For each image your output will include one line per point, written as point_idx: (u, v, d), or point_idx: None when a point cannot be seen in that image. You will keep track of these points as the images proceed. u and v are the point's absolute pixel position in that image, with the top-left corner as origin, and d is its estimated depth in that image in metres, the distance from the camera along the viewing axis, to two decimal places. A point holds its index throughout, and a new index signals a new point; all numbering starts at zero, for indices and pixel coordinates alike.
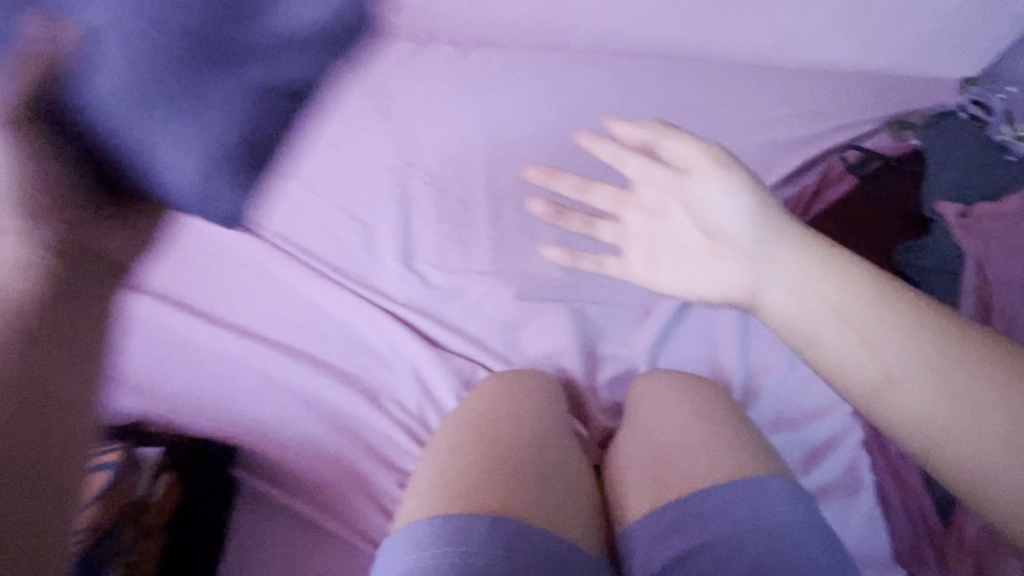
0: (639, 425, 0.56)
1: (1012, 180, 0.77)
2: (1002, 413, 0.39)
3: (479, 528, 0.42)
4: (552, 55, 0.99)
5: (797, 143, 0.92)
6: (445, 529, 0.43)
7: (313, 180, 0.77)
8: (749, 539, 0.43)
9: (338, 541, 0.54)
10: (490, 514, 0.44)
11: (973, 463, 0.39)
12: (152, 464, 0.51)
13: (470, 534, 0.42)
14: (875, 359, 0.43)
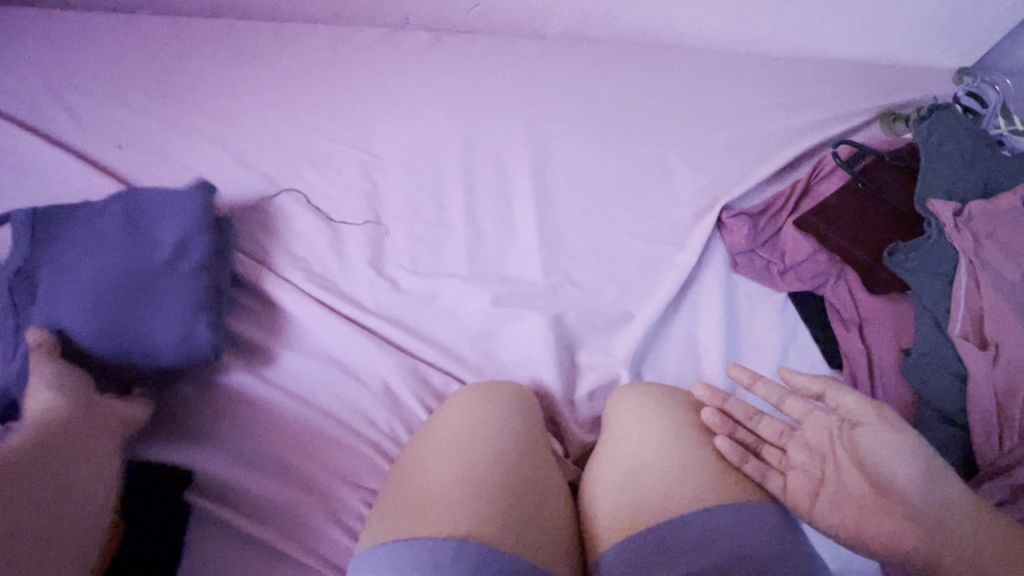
0: (616, 439, 0.54)
1: (1006, 179, 0.75)
2: (1002, 557, 0.40)
3: (445, 558, 0.40)
4: (530, 44, 0.94)
5: (787, 135, 0.89)
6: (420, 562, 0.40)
7: (279, 178, 0.73)
8: (729, 567, 0.42)
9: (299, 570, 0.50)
10: (456, 539, 0.41)
11: None
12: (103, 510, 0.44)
13: (437, 566, 0.40)
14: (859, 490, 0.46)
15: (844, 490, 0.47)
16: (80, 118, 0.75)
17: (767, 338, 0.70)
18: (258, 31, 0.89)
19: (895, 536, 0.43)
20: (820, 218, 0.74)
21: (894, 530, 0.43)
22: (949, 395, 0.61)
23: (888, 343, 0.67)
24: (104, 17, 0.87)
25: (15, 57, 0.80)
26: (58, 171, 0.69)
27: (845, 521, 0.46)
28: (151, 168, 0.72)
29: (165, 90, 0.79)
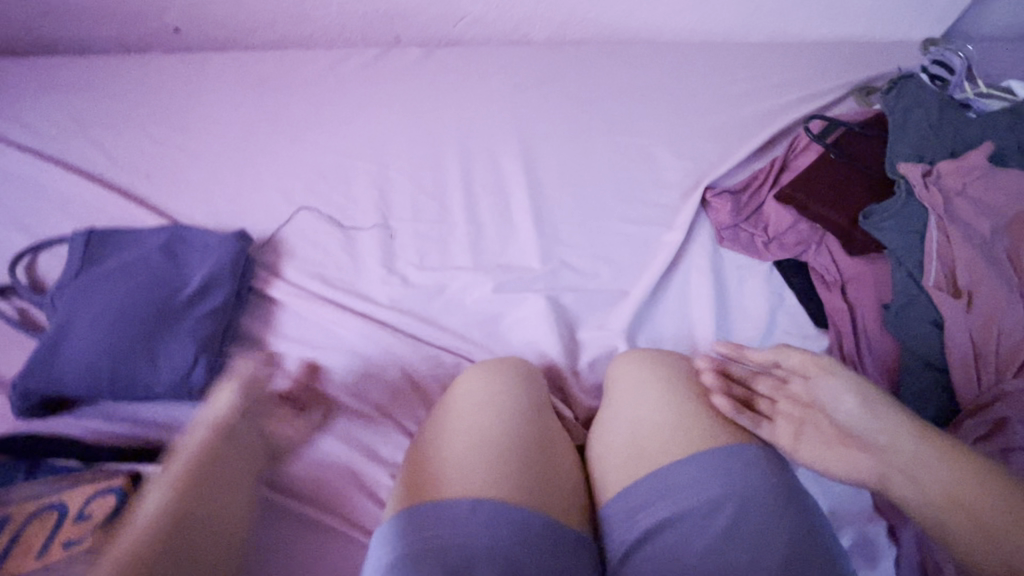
0: (616, 404, 0.58)
1: (974, 137, 0.79)
2: (945, 466, 0.45)
3: (467, 512, 0.44)
4: (515, 51, 1.01)
5: (765, 115, 0.93)
6: (436, 514, 0.45)
7: (292, 192, 0.79)
8: (720, 504, 0.47)
9: (336, 540, 0.54)
10: (475, 497, 0.46)
11: (917, 498, 0.45)
12: None
13: (459, 520, 0.44)
14: (829, 423, 0.53)
15: (814, 430, 0.54)
16: (107, 151, 0.82)
17: (755, 303, 0.74)
18: (262, 60, 0.96)
19: (856, 467, 0.50)
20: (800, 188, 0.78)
21: (854, 460, 0.50)
22: (928, 343, 0.65)
23: (870, 301, 0.71)
24: (123, 59, 0.94)
25: (44, 101, 0.87)
26: (90, 199, 0.75)
27: (817, 456, 0.52)
28: (174, 191, 0.78)
29: (183, 122, 0.86)
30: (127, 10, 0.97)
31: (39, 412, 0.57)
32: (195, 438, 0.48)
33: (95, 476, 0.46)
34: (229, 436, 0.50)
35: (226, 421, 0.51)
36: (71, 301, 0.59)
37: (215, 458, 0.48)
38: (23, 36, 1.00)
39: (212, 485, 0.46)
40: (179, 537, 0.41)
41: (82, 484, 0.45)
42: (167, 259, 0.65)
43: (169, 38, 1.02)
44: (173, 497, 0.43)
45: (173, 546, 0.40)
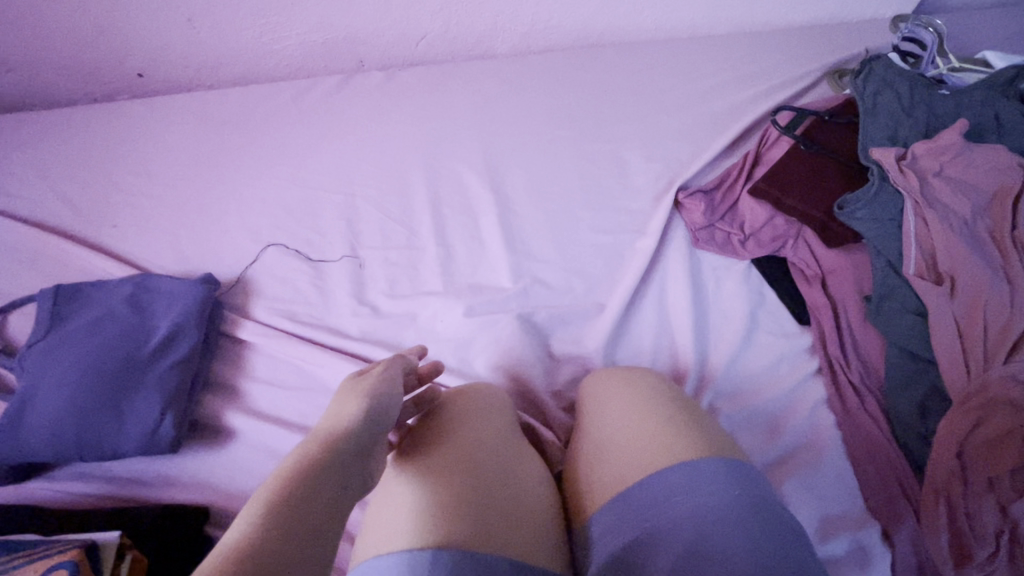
0: (591, 424, 0.57)
1: (948, 114, 0.77)
2: None
3: (421, 563, 0.41)
4: (479, 66, 1.00)
5: (735, 109, 0.91)
6: (399, 554, 0.43)
7: (259, 229, 0.79)
8: (685, 522, 0.46)
9: None
10: (432, 545, 0.43)
11: None
12: (116, 549, 0.47)
13: (410, 567, 0.41)
14: None
15: None
16: (74, 204, 0.82)
17: (734, 305, 0.71)
18: (226, 98, 0.96)
19: None
20: (774, 180, 0.76)
21: None
22: (912, 333, 0.63)
23: (851, 294, 0.70)
24: (89, 108, 0.95)
25: (12, 158, 0.88)
26: (58, 255, 0.75)
27: None
28: (142, 239, 0.78)
29: (149, 167, 0.86)
30: (89, 59, 0.97)
31: (14, 477, 0.57)
32: (319, 429, 0.43)
33: (44, 552, 0.45)
34: (379, 429, 0.44)
35: (379, 414, 0.45)
36: (41, 362, 0.59)
37: (356, 447, 0.41)
38: None
39: (350, 475, 0.39)
40: (316, 521, 0.34)
41: (30, 562, 0.44)
42: (132, 311, 0.64)
43: (135, 82, 1.03)
44: (305, 480, 0.37)
45: (309, 530, 0.33)
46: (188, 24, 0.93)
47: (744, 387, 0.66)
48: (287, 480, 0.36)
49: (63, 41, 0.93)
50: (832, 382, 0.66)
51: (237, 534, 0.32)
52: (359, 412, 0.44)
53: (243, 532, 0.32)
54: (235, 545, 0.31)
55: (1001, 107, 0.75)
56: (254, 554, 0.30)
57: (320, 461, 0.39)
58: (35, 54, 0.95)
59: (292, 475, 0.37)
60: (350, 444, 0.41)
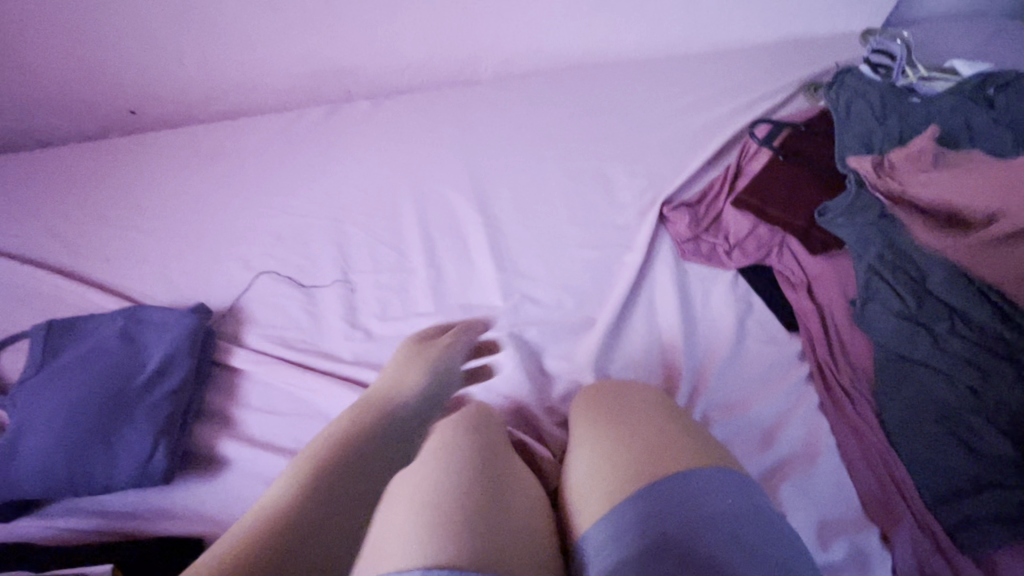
0: (583, 438, 0.57)
1: (922, 122, 0.79)
2: None
3: None
4: (462, 91, 1.02)
5: (714, 124, 0.94)
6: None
7: (251, 258, 0.80)
8: (682, 530, 0.46)
9: None
10: (423, 565, 0.42)
11: None
12: None
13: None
14: None
15: None
16: (66, 239, 0.83)
17: (723, 315, 0.72)
18: (216, 131, 0.98)
19: None
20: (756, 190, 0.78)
21: None
22: (896, 332, 0.64)
23: (836, 299, 0.71)
24: (82, 146, 0.97)
25: (5, 197, 0.89)
26: (50, 290, 0.76)
27: None
28: (134, 272, 0.79)
29: (143, 201, 0.88)
30: (81, 98, 0.99)
31: (1, 517, 0.56)
32: (344, 429, 0.48)
33: None
34: (400, 437, 0.50)
35: (437, 384, 0.61)
36: (33, 396, 0.59)
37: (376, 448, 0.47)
38: None
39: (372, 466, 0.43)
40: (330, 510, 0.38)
41: None
42: (124, 343, 0.64)
43: (126, 119, 1.05)
44: (326, 472, 0.41)
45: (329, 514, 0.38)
46: (178, 61, 0.95)
47: (737, 395, 0.66)
48: (310, 470, 0.41)
49: (58, 81, 0.96)
50: (822, 384, 0.67)
51: (262, 521, 0.36)
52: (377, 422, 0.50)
53: (287, 491, 0.39)
54: (262, 528, 0.35)
55: (973, 112, 0.77)
56: (275, 539, 0.34)
57: (344, 458, 0.43)
58: (29, 96, 0.98)
59: (316, 470, 0.41)
60: (372, 443, 0.46)
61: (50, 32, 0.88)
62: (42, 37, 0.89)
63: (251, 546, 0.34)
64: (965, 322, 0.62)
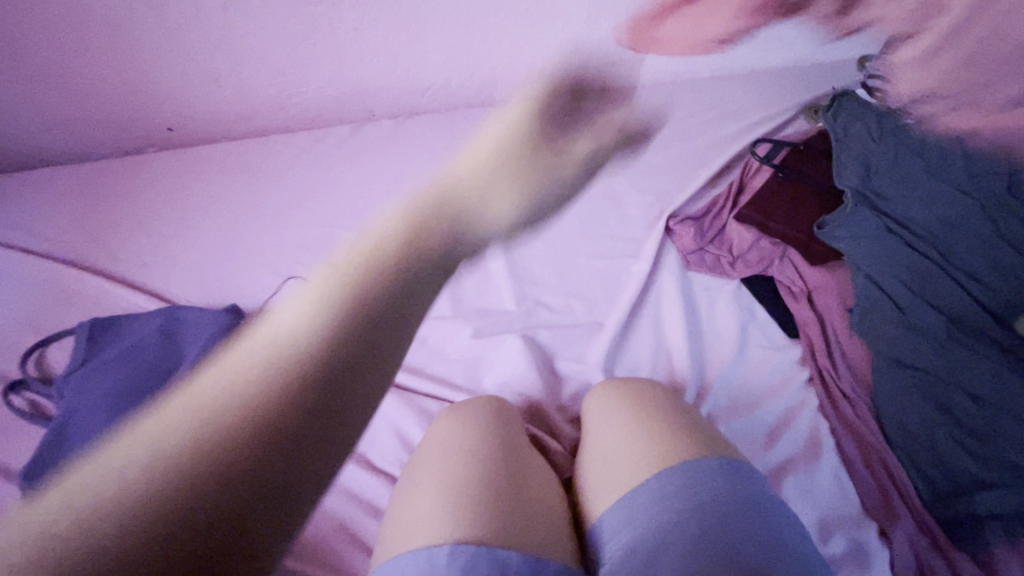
0: (593, 432, 0.60)
1: (919, 172, 0.78)
2: None
3: (442, 561, 0.46)
4: (479, 113, 1.09)
5: (718, 144, 0.99)
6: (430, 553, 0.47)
7: (281, 265, 0.85)
8: (687, 518, 0.49)
9: None
10: (452, 542, 0.47)
11: None
12: None
13: (434, 566, 0.46)
14: None
15: None
16: (108, 247, 0.88)
17: (727, 321, 0.75)
18: (248, 148, 1.04)
19: None
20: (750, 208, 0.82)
21: None
22: (896, 339, 0.67)
23: (835, 307, 0.75)
24: (122, 161, 1.03)
25: (49, 207, 0.95)
26: (93, 293, 0.81)
27: None
28: (171, 276, 0.84)
29: (179, 211, 0.93)
30: (123, 117, 1.06)
31: None
32: (296, 323, 0.35)
33: None
34: (377, 356, 0.35)
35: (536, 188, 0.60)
36: (82, 388, 0.64)
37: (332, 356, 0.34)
38: (34, 153, 1.10)
39: (349, 370, 0.34)
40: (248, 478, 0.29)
41: None
42: (163, 340, 0.69)
43: (163, 137, 1.12)
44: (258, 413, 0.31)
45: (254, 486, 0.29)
46: (215, 83, 1.02)
47: (742, 396, 0.68)
48: (280, 353, 0.34)
49: (99, 100, 1.02)
50: (824, 388, 0.70)
51: (170, 439, 0.30)
52: (359, 326, 0.36)
53: (255, 367, 0.33)
54: (164, 493, 0.28)
55: (961, 162, 0.76)
56: (174, 524, 0.27)
57: (310, 364, 0.33)
58: (76, 116, 1.05)
59: (239, 396, 0.31)
60: (332, 361, 0.34)
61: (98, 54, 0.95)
62: (87, 61, 0.95)
63: (160, 486, 0.28)
64: (963, 331, 0.65)
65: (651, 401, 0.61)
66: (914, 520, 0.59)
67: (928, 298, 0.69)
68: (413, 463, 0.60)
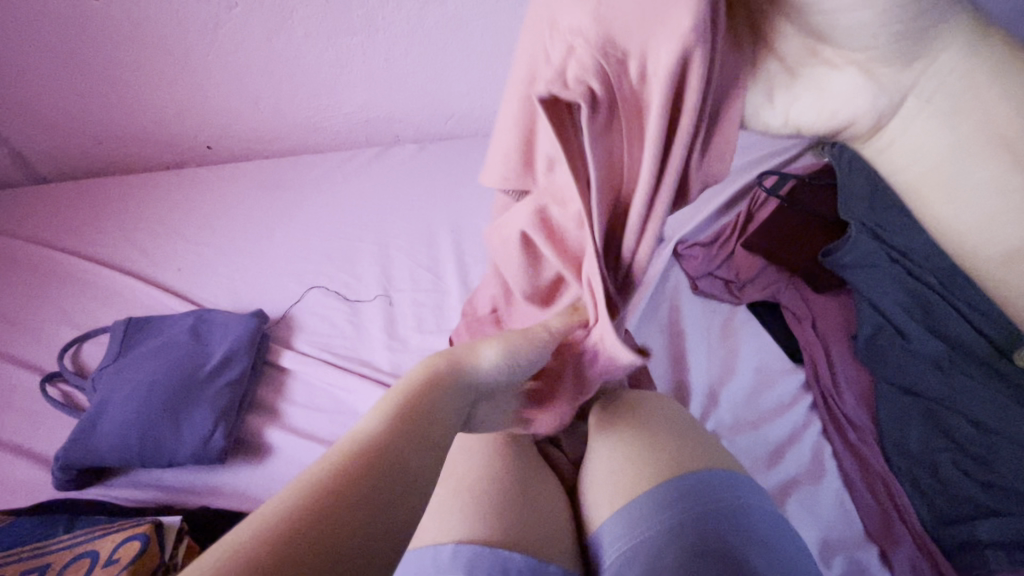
0: (601, 445, 0.62)
1: None
2: None
3: (447, 555, 0.48)
4: None
5: (731, 177, 0.95)
6: (439, 551, 0.49)
7: (306, 273, 0.87)
8: (688, 527, 0.50)
9: None
10: (457, 541, 0.49)
11: None
12: (176, 533, 0.53)
13: (438, 564, 0.48)
14: None
15: None
16: (149, 254, 0.92)
17: (731, 344, 0.77)
18: (280, 165, 1.06)
19: None
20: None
21: None
22: (898, 367, 0.70)
23: (839, 333, 0.77)
24: (160, 173, 1.06)
25: (93, 213, 0.99)
26: (133, 296, 0.86)
27: None
28: (204, 283, 0.87)
29: (213, 221, 0.97)
30: (165, 131, 1.03)
31: (77, 482, 0.64)
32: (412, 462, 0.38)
33: (122, 528, 0.52)
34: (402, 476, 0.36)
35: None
36: (122, 383, 0.68)
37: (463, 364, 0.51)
38: (73, 168, 1.07)
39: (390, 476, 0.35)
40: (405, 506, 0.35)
41: (110, 534, 0.52)
42: (192, 338, 0.73)
43: (201, 154, 1.09)
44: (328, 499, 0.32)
45: (379, 486, 0.34)
46: (254, 104, 0.98)
47: (745, 416, 0.70)
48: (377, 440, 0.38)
49: (109, 125, 1.01)
50: (828, 414, 0.71)
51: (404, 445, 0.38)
52: (356, 479, 0.34)
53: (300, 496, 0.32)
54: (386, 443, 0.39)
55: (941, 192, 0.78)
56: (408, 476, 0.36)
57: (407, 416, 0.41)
58: (110, 128, 1.02)
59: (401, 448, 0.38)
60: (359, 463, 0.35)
61: (130, 73, 0.93)
62: (94, 83, 0.93)
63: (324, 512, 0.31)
64: (963, 357, 0.68)
65: (653, 416, 0.63)
66: (915, 543, 0.60)
67: (928, 328, 0.71)
68: None
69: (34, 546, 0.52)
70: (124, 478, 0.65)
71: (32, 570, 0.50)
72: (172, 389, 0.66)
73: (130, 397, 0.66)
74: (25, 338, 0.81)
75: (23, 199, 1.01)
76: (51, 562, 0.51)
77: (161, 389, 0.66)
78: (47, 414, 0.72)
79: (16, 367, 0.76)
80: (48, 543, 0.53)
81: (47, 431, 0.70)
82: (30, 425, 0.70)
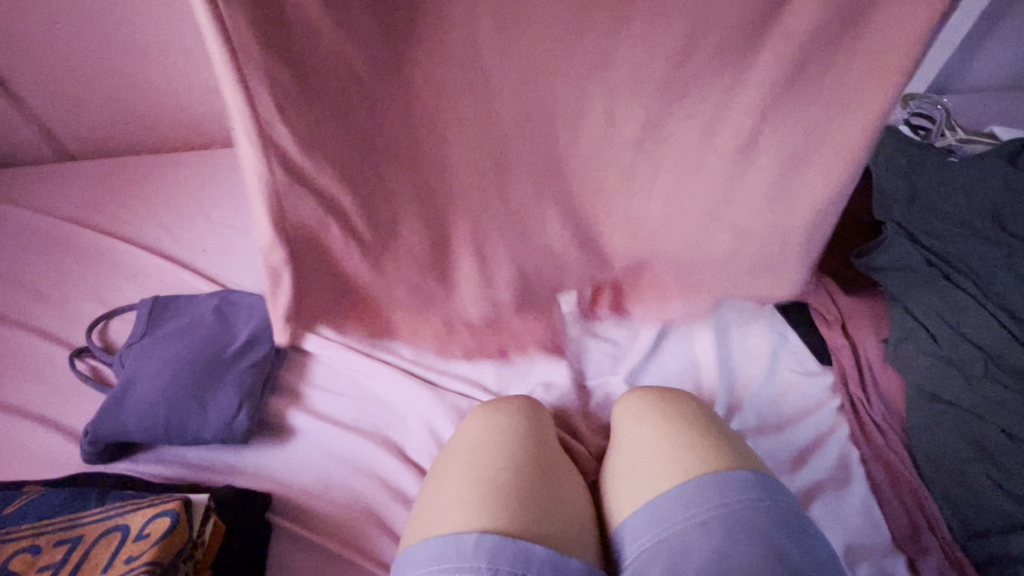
0: (624, 440, 0.62)
1: (952, 189, 0.74)
2: None
3: (469, 543, 0.48)
4: None
5: None
6: (461, 540, 0.48)
7: None
8: (714, 526, 0.49)
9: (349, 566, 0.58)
10: (479, 531, 0.49)
11: None
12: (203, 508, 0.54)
13: (460, 552, 0.47)
14: None
15: None
16: (172, 233, 0.93)
17: (757, 342, 0.75)
18: None
19: None
20: None
21: None
22: (932, 372, 0.68)
23: (870, 336, 0.76)
24: (183, 154, 1.07)
25: (118, 190, 1.00)
26: (159, 274, 0.87)
27: None
28: (227, 264, 0.88)
29: (236, 204, 0.97)
30: (190, 112, 1.04)
31: (105, 456, 0.65)
32: None
33: (154, 501, 0.52)
34: None
35: None
36: (148, 361, 0.69)
37: None
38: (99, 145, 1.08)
39: None
40: None
41: (143, 507, 0.51)
42: (218, 318, 0.74)
43: (225, 135, 1.09)
44: None
45: None
46: None
47: (770, 417, 0.69)
48: None
49: (136, 104, 1.01)
50: (855, 418, 0.70)
51: None
52: None
53: None
54: None
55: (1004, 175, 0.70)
56: None
57: None
58: (138, 109, 1.02)
59: None
60: None
61: (156, 54, 0.93)
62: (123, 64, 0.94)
63: None
64: (998, 365, 0.64)
65: (678, 412, 0.62)
66: (942, 551, 0.59)
67: (964, 333, 0.68)
68: (444, 445, 0.63)
69: (66, 517, 0.52)
70: (151, 456, 0.66)
71: (65, 541, 0.50)
72: (198, 369, 0.67)
73: (155, 376, 0.66)
74: (53, 313, 0.82)
75: (51, 176, 1.03)
76: (83, 534, 0.50)
77: (187, 370, 0.67)
78: (76, 389, 0.73)
79: (44, 341, 0.78)
80: (81, 514, 0.52)
81: (75, 406, 0.71)
82: (60, 398, 0.72)
